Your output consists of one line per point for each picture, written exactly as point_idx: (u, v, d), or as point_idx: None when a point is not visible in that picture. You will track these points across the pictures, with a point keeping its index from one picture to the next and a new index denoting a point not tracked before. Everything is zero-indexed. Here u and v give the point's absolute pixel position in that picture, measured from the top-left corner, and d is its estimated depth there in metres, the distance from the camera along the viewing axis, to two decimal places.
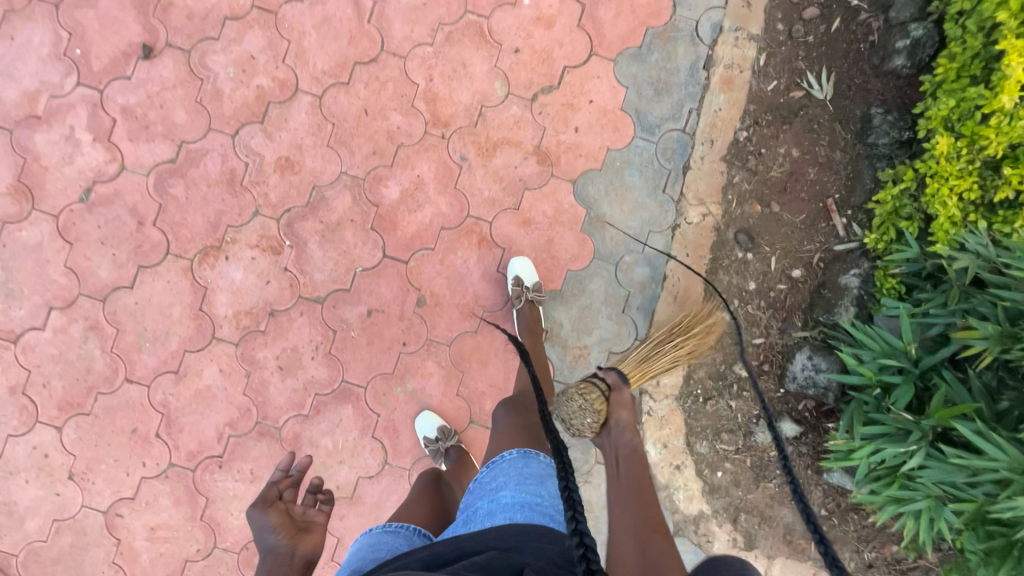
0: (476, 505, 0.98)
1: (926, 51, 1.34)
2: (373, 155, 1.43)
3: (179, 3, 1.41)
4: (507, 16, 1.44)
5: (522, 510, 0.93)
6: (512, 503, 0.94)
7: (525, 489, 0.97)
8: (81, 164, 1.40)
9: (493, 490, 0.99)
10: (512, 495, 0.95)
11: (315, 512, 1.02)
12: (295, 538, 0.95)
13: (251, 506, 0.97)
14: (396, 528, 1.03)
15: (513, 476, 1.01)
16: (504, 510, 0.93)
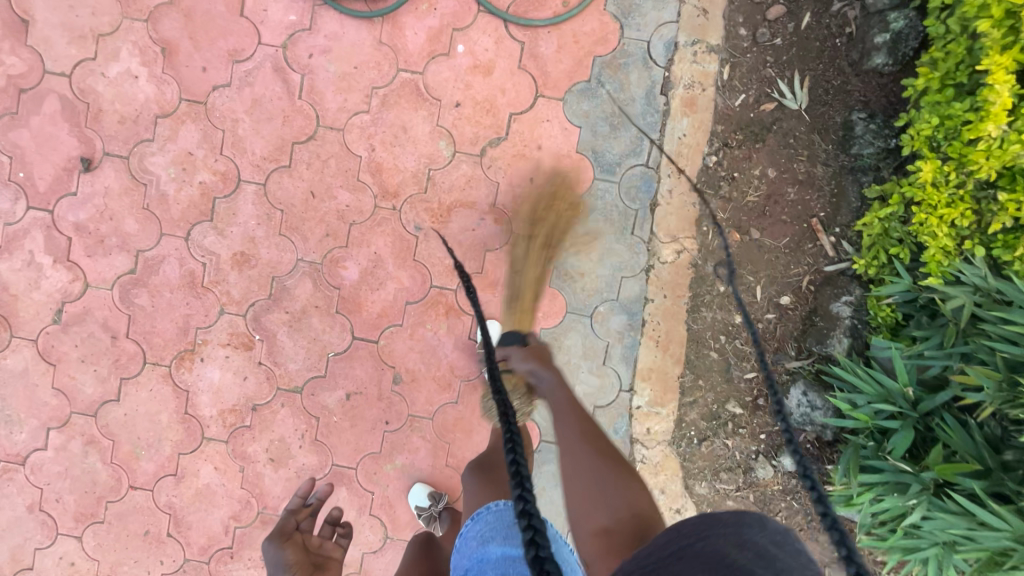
0: (465, 565, 0.90)
1: (909, 45, 1.18)
2: (327, 237, 1.39)
3: (109, 109, 1.37)
4: (443, 68, 1.34)
5: (510, 565, 0.84)
6: (501, 560, 0.86)
7: (513, 543, 0.88)
8: (48, 287, 1.41)
9: (481, 543, 0.90)
10: (500, 551, 0.87)
11: (332, 545, 1.12)
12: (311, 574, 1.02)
13: (269, 537, 1.06)
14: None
15: (501, 528, 0.92)
16: (494, 569, 0.85)
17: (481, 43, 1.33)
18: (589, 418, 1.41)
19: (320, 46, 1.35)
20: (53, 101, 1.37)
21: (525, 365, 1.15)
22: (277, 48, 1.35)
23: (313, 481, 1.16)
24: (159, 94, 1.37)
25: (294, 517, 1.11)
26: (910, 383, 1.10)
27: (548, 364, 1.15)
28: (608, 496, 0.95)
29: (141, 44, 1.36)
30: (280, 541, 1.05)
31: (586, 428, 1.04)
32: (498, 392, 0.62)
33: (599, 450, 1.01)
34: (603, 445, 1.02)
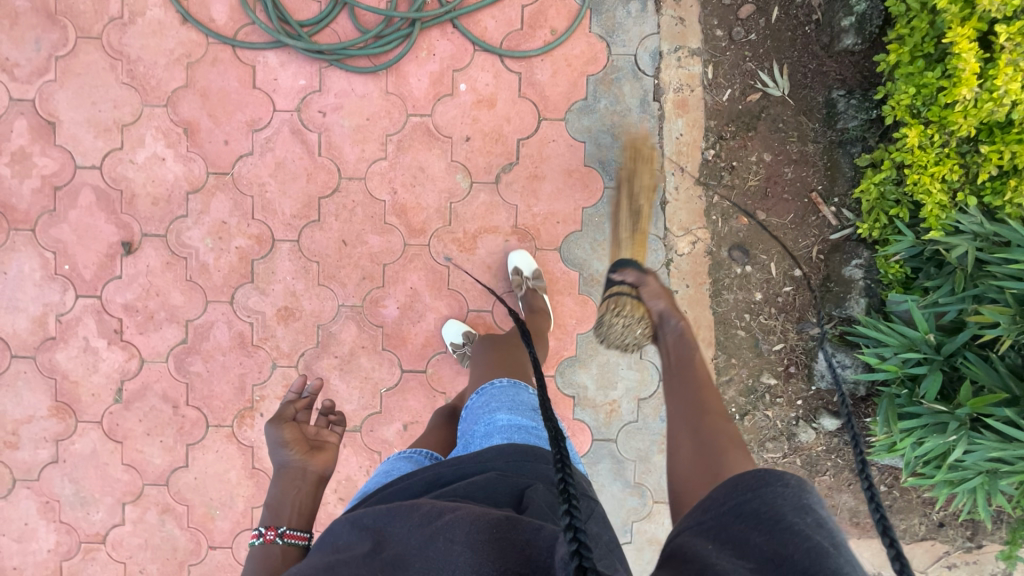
0: (473, 428, 1.03)
1: (874, 24, 1.29)
2: (364, 280, 1.46)
3: (142, 193, 1.45)
4: (450, 107, 1.43)
5: (518, 429, 0.98)
6: (507, 425, 1.00)
7: (519, 413, 1.03)
8: (105, 369, 1.47)
9: (488, 412, 1.04)
10: (507, 418, 1.01)
11: (330, 432, 1.05)
12: (307, 455, 1.00)
13: (268, 422, 1.04)
14: (409, 454, 1.06)
15: (506, 402, 1.06)
16: (501, 432, 0.98)
17: (481, 79, 1.43)
18: (635, 411, 1.48)
19: (331, 104, 1.44)
20: (88, 193, 1.45)
21: (656, 300, 1.12)
22: (292, 112, 1.44)
23: (305, 379, 1.08)
24: (187, 171, 1.45)
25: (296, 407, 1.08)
26: (930, 329, 1.19)
27: (677, 312, 1.11)
28: (714, 455, 0.81)
29: (164, 128, 1.45)
30: (280, 424, 1.03)
31: (704, 389, 0.94)
32: (551, 427, 0.67)
33: (700, 412, 0.90)
34: (706, 407, 0.90)
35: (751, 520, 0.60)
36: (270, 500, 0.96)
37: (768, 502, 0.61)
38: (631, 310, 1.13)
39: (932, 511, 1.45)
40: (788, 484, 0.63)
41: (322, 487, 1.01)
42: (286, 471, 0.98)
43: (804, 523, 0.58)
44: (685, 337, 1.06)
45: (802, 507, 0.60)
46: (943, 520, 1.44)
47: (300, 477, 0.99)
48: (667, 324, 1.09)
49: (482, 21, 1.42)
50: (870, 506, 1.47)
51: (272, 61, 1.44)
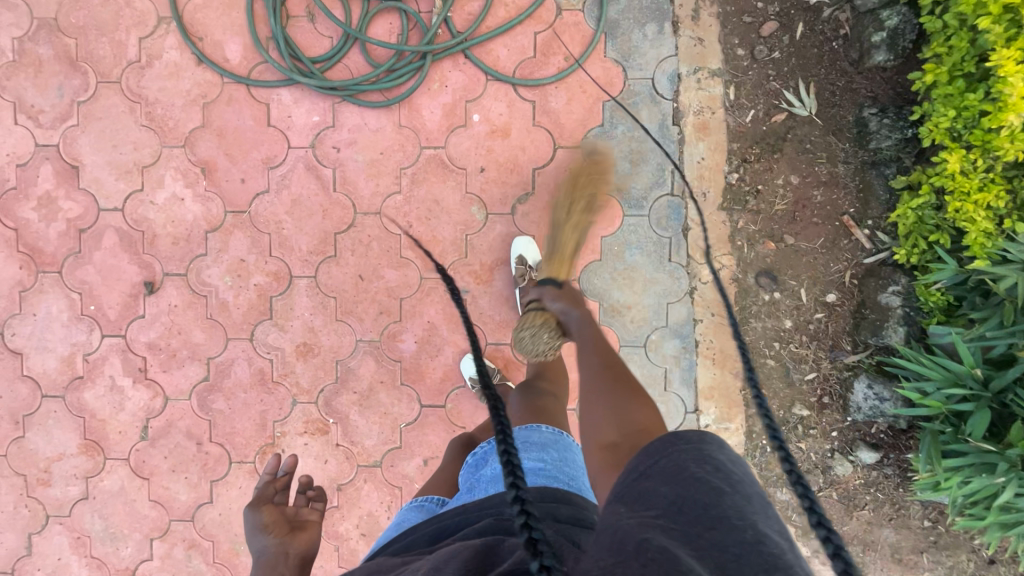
0: (482, 474, 1.00)
1: (907, 39, 1.22)
2: (381, 315, 1.45)
3: (162, 233, 1.47)
4: (464, 138, 1.41)
5: (524, 473, 0.94)
6: (514, 469, 0.96)
7: (526, 453, 0.98)
8: (132, 407, 1.49)
9: (498, 456, 1.01)
10: (514, 461, 0.97)
11: (309, 511, 1.11)
12: (287, 537, 1.02)
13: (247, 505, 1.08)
14: (419, 503, 1.06)
15: (515, 445, 1.02)
16: (507, 476, 0.95)
17: (494, 109, 1.40)
18: None
19: (345, 139, 1.43)
20: (111, 234, 1.48)
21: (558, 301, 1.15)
22: (307, 148, 1.44)
23: (279, 457, 1.13)
24: (205, 210, 1.46)
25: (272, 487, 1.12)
26: (977, 364, 1.12)
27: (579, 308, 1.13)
28: (624, 412, 0.86)
29: (182, 168, 1.46)
30: (258, 507, 1.07)
31: (612, 363, 0.97)
32: (484, 381, 0.65)
33: (610, 378, 0.93)
34: (616, 370, 0.94)
35: (655, 474, 0.66)
36: None
37: (674, 460, 0.65)
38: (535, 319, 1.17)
39: (982, 548, 1.36)
40: (690, 442, 0.67)
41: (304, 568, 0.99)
42: (264, 558, 0.98)
43: (705, 470, 0.63)
44: (587, 326, 1.08)
45: (703, 456, 0.65)
46: (994, 557, 1.35)
47: (281, 561, 0.98)
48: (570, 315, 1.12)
49: (494, 50, 1.39)
50: (915, 543, 1.39)
51: (286, 98, 1.44)
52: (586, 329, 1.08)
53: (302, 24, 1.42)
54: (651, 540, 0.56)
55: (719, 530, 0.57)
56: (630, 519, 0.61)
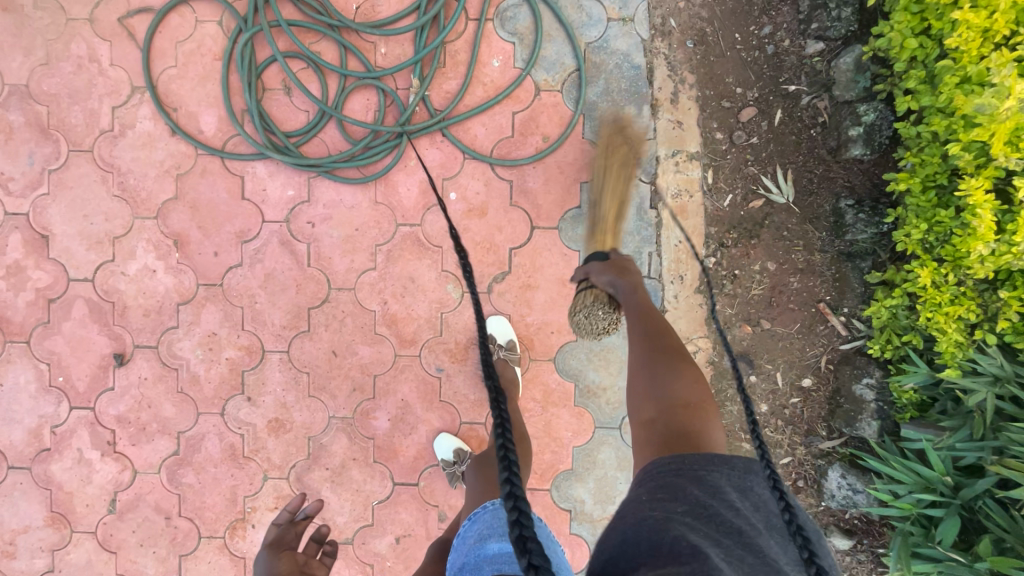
0: (465, 561, 0.91)
1: (884, 135, 1.21)
2: (354, 391, 1.44)
3: (134, 304, 1.45)
4: (440, 217, 1.40)
5: (509, 554, 0.86)
6: (498, 554, 0.88)
7: (511, 540, 0.91)
8: (99, 480, 1.47)
9: (480, 540, 0.93)
10: (498, 545, 0.89)
11: (318, 564, 1.11)
12: None
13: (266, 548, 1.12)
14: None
15: (499, 526, 0.94)
16: (491, 564, 0.86)
17: (471, 187, 1.39)
18: None
19: (320, 214, 1.42)
20: (81, 305, 1.45)
21: (604, 275, 1.13)
22: (281, 223, 1.42)
23: (304, 499, 1.21)
24: (177, 282, 1.44)
25: (292, 530, 1.18)
26: (946, 470, 1.12)
27: (624, 274, 1.11)
28: (661, 383, 0.92)
29: (154, 240, 1.44)
30: (276, 551, 1.11)
31: (658, 336, 0.99)
32: (488, 373, 0.63)
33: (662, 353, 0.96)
34: (662, 348, 0.97)
35: (695, 482, 0.78)
36: None
37: (714, 478, 0.79)
38: (586, 298, 1.17)
39: None
40: (736, 469, 0.81)
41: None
42: None
43: (743, 504, 0.77)
44: (635, 293, 1.08)
45: (745, 490, 0.79)
46: None
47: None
48: (617, 285, 1.10)
49: (472, 129, 1.38)
50: None
51: (261, 171, 1.42)
52: (630, 296, 1.07)
53: (278, 97, 1.40)
54: (681, 540, 0.69)
55: (740, 546, 0.71)
56: (661, 510, 0.75)
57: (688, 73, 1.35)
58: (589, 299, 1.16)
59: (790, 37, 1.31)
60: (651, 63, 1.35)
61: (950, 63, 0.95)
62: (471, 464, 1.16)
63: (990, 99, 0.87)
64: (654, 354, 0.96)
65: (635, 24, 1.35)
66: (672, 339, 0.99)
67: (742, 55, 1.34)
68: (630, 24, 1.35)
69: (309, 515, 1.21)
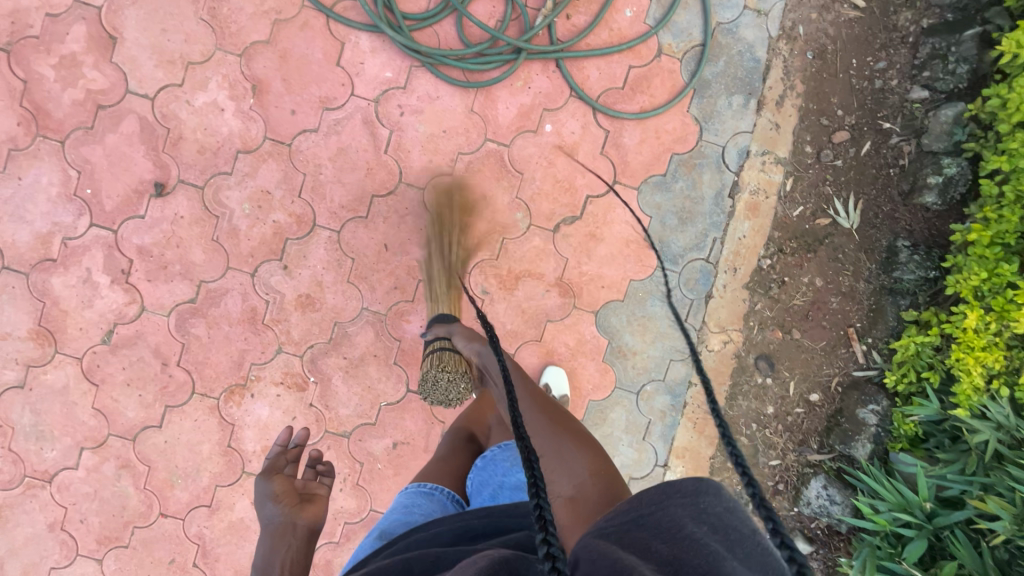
0: (502, 481, 1.03)
1: (957, 190, 1.31)
2: (394, 291, 1.41)
3: (190, 137, 1.37)
4: (529, 145, 1.40)
5: None
6: None
7: None
8: (101, 306, 1.38)
9: (517, 464, 1.04)
10: None
11: (317, 485, 1.07)
12: (298, 507, 0.98)
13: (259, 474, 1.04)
14: (430, 491, 1.06)
15: None
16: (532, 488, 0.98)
17: (568, 126, 1.39)
18: None
19: (412, 105, 1.38)
20: (132, 121, 1.36)
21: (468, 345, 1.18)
22: (370, 102, 1.38)
23: (291, 429, 1.10)
24: (243, 129, 1.37)
25: (285, 457, 1.09)
26: (928, 497, 1.23)
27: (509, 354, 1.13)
28: (566, 454, 0.76)
29: (231, 78, 1.36)
30: (270, 474, 1.04)
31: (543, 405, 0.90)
32: (519, 434, 0.60)
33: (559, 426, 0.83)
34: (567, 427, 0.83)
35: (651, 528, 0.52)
36: (258, 560, 0.90)
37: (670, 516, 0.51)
38: (455, 364, 1.27)
39: None
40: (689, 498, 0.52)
41: (312, 541, 0.95)
42: (275, 527, 0.94)
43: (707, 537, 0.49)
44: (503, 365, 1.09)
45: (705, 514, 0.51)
46: None
47: (289, 532, 0.94)
48: (491, 363, 1.09)
49: (586, 69, 1.38)
50: None
51: (363, 43, 1.37)
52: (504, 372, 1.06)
53: None
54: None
55: None
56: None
57: (799, 82, 1.40)
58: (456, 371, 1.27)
59: (899, 77, 1.38)
60: (770, 61, 1.39)
61: None
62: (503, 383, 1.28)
63: None
64: (552, 425, 0.83)
65: (767, 20, 1.38)
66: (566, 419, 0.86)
67: (851, 81, 1.40)
68: (763, 18, 1.38)
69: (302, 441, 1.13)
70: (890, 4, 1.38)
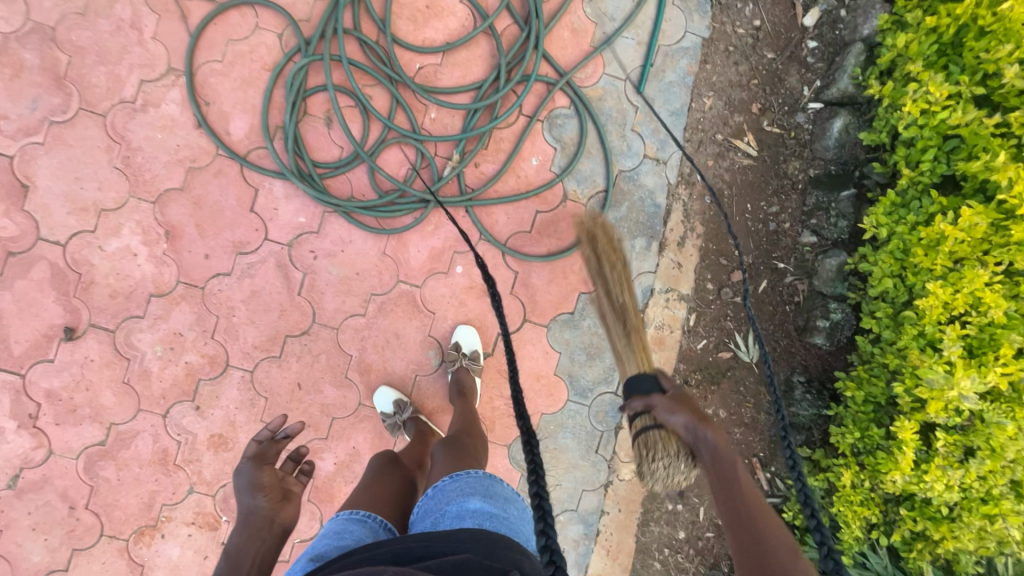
0: (442, 509, 0.90)
1: (844, 333, 1.40)
2: (307, 428, 1.43)
3: (101, 282, 1.38)
4: (441, 285, 1.44)
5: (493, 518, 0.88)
6: (479, 512, 0.89)
7: (493, 502, 0.92)
8: (6, 451, 1.37)
9: (461, 496, 0.92)
10: (481, 504, 0.90)
11: (295, 479, 1.11)
12: (277, 505, 1.03)
13: (246, 462, 1.07)
14: (363, 517, 0.94)
15: (481, 488, 0.95)
16: (472, 517, 0.88)
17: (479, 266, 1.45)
18: None
19: (325, 249, 1.42)
20: (43, 267, 1.37)
21: (674, 416, 1.02)
22: (283, 246, 1.41)
23: (286, 419, 1.12)
24: (156, 273, 1.39)
25: (275, 448, 1.10)
26: None
27: (704, 421, 1.00)
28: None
29: (145, 224, 1.39)
30: (258, 466, 1.06)
31: (738, 499, 0.89)
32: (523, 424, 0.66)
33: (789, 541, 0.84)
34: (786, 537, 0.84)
35: None
36: (231, 549, 0.98)
37: None
38: (664, 446, 1.12)
39: None
40: None
41: (281, 542, 1.03)
42: (254, 519, 1.00)
43: None
44: (721, 452, 0.95)
45: None
46: None
47: (265, 527, 1.01)
48: (700, 437, 0.98)
49: (494, 214, 1.44)
50: None
51: (277, 190, 1.41)
52: (719, 455, 0.95)
53: (316, 124, 1.40)
54: None
55: None
56: None
57: (699, 223, 1.48)
58: (670, 449, 1.12)
59: (791, 221, 1.46)
60: (670, 206, 1.47)
61: (916, 316, 1.11)
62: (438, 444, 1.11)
63: (941, 376, 1.04)
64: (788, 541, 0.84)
65: (666, 167, 1.46)
66: (782, 527, 0.86)
67: (748, 224, 1.46)
68: (662, 166, 1.46)
69: (290, 434, 1.12)
70: (780, 153, 1.46)
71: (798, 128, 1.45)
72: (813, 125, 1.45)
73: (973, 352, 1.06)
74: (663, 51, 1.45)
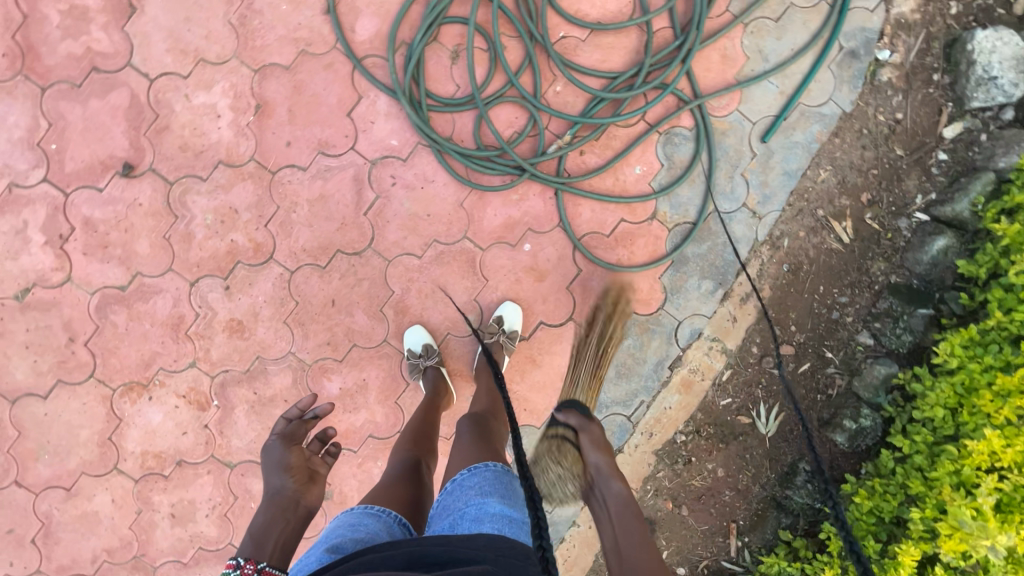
0: (463, 511, 0.90)
1: (865, 441, 1.39)
2: (326, 345, 1.40)
3: (175, 131, 1.33)
4: (503, 255, 1.41)
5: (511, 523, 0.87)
6: (499, 516, 0.89)
7: (511, 505, 0.92)
8: (26, 263, 1.34)
9: (480, 495, 0.93)
10: (499, 508, 0.90)
11: (321, 461, 1.08)
12: (303, 487, 1.01)
13: (277, 440, 1.08)
14: (377, 511, 0.95)
15: (500, 488, 0.95)
16: (491, 521, 0.87)
17: (546, 250, 1.41)
18: None
19: (406, 179, 1.38)
20: (123, 94, 1.32)
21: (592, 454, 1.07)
22: (366, 161, 1.37)
23: (315, 399, 1.12)
24: (233, 142, 1.34)
25: (304, 429, 1.11)
26: None
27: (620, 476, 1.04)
28: None
29: (238, 89, 1.33)
30: (286, 444, 1.06)
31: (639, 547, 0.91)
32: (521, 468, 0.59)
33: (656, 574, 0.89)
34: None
35: None
36: (255, 528, 0.95)
37: None
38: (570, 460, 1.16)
39: None
40: None
41: (306, 523, 1.00)
42: (279, 499, 0.98)
43: None
44: (628, 508, 0.97)
45: None
46: None
47: (290, 509, 0.98)
48: (610, 487, 1.01)
49: (580, 207, 1.41)
50: None
51: (380, 104, 1.36)
52: (619, 503, 0.98)
53: (440, 54, 1.35)
54: None
55: None
56: None
57: (767, 287, 1.45)
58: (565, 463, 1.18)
59: (855, 317, 1.43)
60: (748, 260, 1.45)
61: (956, 454, 1.13)
62: (467, 421, 1.13)
63: (972, 523, 1.03)
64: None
65: (759, 223, 1.44)
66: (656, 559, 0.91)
67: (813, 304, 1.44)
68: (756, 220, 1.44)
69: (318, 415, 1.13)
70: (871, 249, 1.43)
71: (896, 231, 1.43)
72: (911, 234, 1.42)
73: (1001, 507, 1.07)
74: (800, 109, 1.43)
